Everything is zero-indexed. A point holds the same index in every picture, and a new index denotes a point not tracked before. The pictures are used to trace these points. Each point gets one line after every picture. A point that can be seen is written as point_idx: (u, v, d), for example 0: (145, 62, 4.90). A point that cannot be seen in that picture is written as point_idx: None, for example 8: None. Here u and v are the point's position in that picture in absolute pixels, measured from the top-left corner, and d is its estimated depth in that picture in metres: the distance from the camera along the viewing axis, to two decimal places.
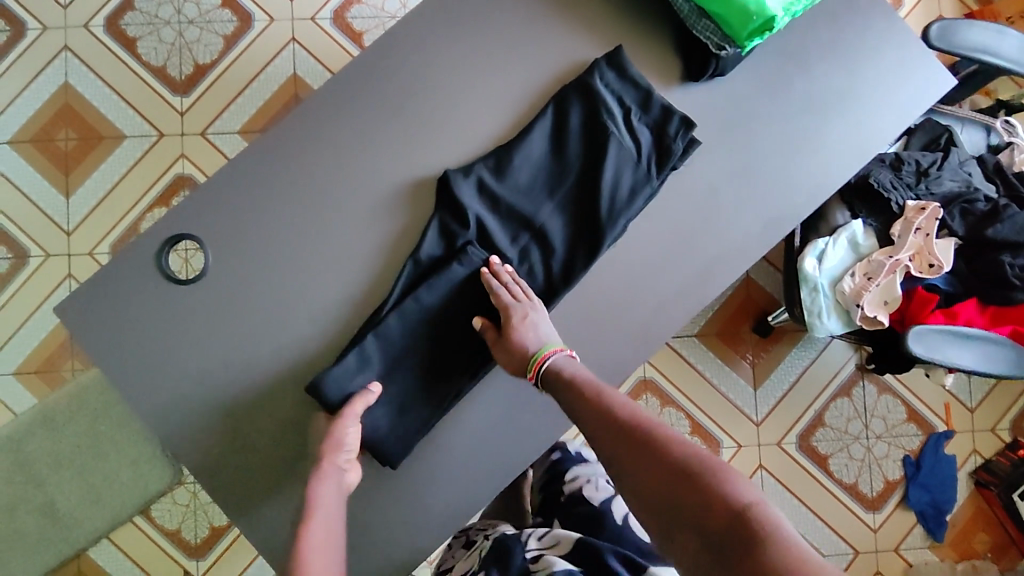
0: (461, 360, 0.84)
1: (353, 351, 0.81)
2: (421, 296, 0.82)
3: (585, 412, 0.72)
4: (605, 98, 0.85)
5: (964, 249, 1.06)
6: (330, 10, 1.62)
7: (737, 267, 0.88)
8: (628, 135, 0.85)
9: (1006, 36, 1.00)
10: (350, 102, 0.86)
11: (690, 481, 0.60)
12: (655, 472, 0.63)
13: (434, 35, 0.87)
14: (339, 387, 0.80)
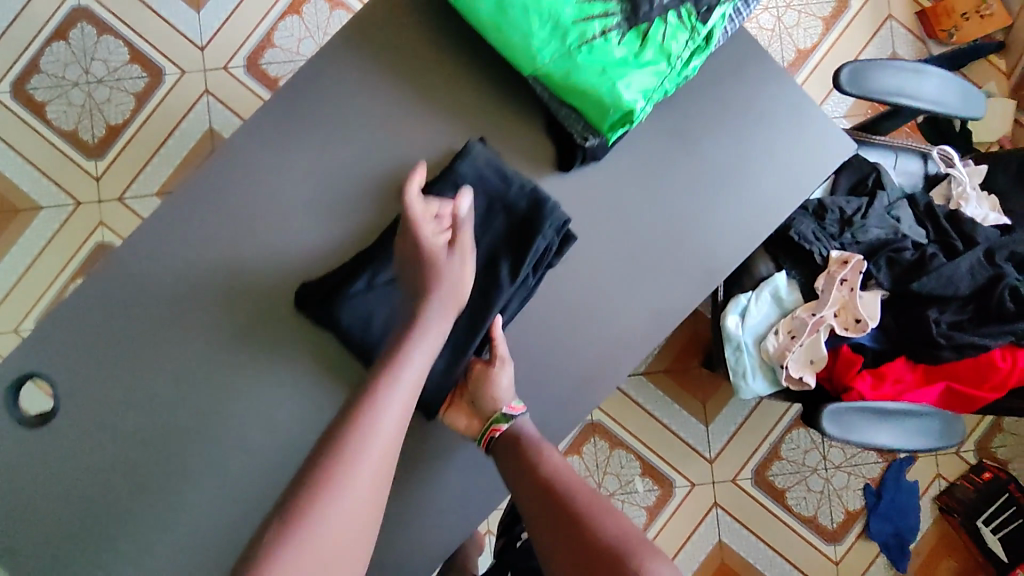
0: (511, 246, 0.77)
1: (449, 176, 0.77)
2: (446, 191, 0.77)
3: (529, 485, 0.71)
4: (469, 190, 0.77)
5: (891, 302, 0.98)
6: (242, 57, 1.54)
7: (626, 364, 0.81)
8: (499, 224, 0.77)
9: (925, 76, 0.90)
10: (199, 213, 0.80)
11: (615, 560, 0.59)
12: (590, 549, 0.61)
13: (284, 131, 0.80)
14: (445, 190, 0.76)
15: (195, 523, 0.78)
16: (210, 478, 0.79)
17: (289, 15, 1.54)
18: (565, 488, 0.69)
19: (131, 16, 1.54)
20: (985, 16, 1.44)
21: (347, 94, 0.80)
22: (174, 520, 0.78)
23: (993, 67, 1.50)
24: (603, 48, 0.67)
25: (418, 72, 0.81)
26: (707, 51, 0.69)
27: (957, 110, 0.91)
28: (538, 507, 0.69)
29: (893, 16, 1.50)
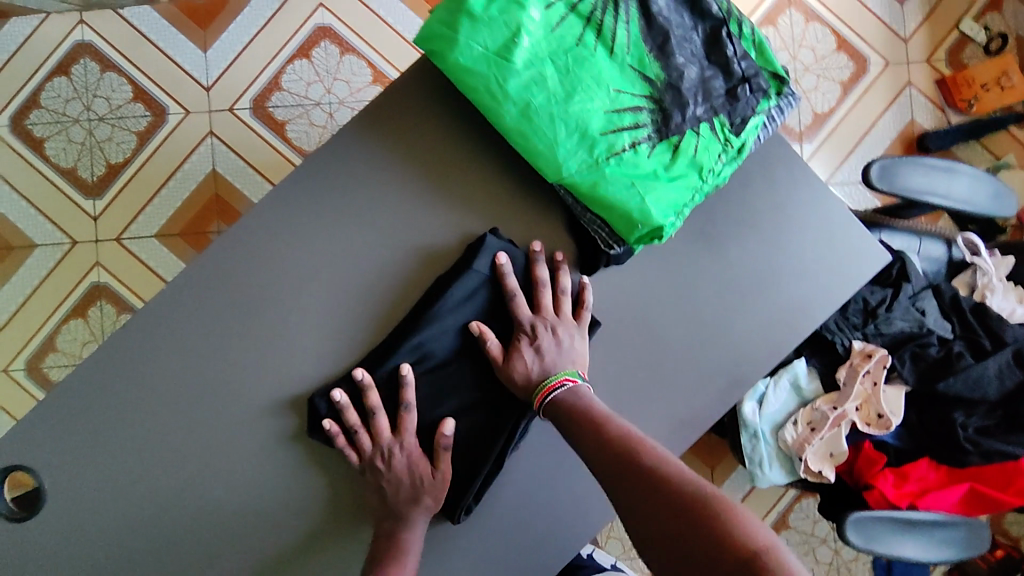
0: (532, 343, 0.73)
1: (459, 284, 0.73)
2: (451, 295, 0.73)
3: (588, 439, 0.66)
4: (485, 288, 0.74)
5: (915, 398, 0.95)
6: (249, 99, 1.51)
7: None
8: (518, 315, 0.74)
9: (955, 174, 0.89)
10: (197, 301, 0.75)
11: (695, 513, 0.55)
12: (666, 509, 0.57)
13: (290, 216, 0.76)
14: (458, 295, 0.73)
15: None
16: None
17: (298, 58, 1.51)
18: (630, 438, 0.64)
19: (136, 53, 1.51)
20: (1005, 87, 1.44)
21: (359, 182, 0.77)
22: None
23: (1011, 138, 1.48)
24: (632, 159, 0.64)
25: (434, 161, 0.78)
26: (739, 159, 0.69)
27: (988, 210, 0.90)
28: (600, 459, 0.64)
29: (912, 83, 1.49)
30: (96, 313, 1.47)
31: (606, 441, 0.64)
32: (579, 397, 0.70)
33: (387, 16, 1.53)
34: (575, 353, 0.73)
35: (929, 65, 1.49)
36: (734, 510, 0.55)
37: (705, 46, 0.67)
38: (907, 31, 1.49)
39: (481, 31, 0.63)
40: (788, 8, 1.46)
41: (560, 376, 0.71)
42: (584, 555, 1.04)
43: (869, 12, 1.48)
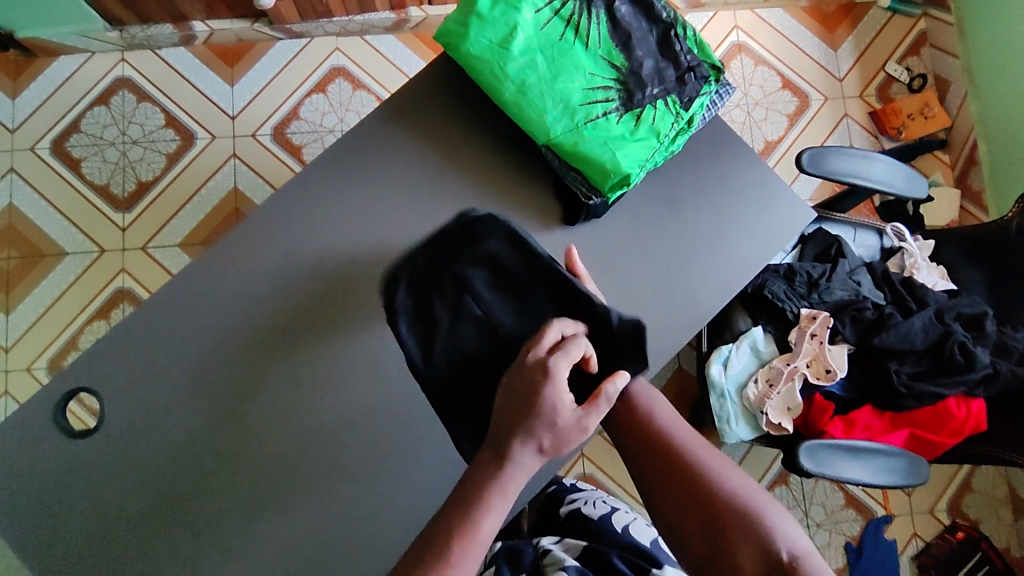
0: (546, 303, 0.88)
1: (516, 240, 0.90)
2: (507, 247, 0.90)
3: (641, 442, 0.81)
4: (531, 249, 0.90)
5: (857, 355, 1.09)
6: (269, 126, 1.69)
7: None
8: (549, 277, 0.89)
9: (874, 161, 1.06)
10: (251, 254, 0.94)
11: (713, 496, 0.73)
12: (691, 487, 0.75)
13: (326, 186, 0.95)
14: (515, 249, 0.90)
15: (216, 522, 0.89)
16: (248, 487, 0.90)
17: (315, 93, 1.71)
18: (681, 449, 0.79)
19: (170, 87, 1.70)
20: (927, 117, 1.69)
21: (382, 159, 0.96)
22: (198, 519, 0.89)
23: (937, 160, 1.71)
24: (605, 125, 0.82)
25: (443, 143, 0.96)
26: (689, 131, 0.87)
27: (904, 189, 1.07)
28: (657, 463, 0.78)
29: (848, 114, 1.72)
30: (117, 315, 1.59)
31: (665, 450, 0.79)
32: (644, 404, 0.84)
33: (393, 57, 1.73)
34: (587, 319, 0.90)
35: (863, 100, 1.73)
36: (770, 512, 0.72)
37: (659, 44, 0.86)
38: (842, 73, 1.74)
39: (486, 29, 0.82)
40: (738, 54, 1.73)
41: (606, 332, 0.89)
42: (567, 483, 1.14)
43: (808, 57, 1.74)
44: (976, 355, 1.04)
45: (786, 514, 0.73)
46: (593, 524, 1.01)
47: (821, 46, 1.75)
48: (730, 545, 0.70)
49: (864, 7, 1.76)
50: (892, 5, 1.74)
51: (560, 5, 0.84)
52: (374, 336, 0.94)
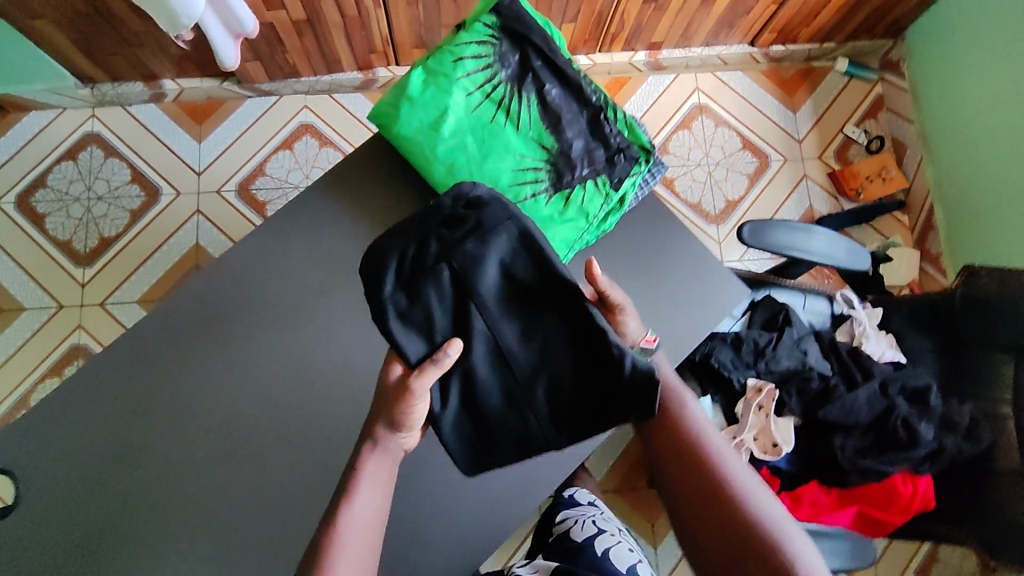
0: (548, 314, 0.76)
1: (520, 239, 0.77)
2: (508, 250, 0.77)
3: (670, 450, 0.76)
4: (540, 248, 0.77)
5: (804, 429, 1.11)
6: (235, 182, 1.70)
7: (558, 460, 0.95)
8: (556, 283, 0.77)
9: (814, 234, 1.07)
10: (190, 326, 0.95)
11: (747, 527, 0.69)
12: (724, 513, 0.70)
13: (271, 258, 0.98)
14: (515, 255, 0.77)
15: None
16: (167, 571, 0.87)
17: (281, 149, 1.73)
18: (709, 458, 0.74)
19: (138, 143, 1.71)
20: (886, 179, 1.71)
21: (327, 235, 0.99)
22: None
23: (898, 223, 1.73)
24: (533, 206, 0.84)
25: (384, 221, 1.01)
26: (621, 209, 0.88)
27: (846, 262, 1.08)
28: (679, 472, 0.75)
29: (807, 175, 1.75)
30: (71, 371, 1.59)
31: (690, 460, 0.74)
32: (675, 401, 0.78)
33: (361, 116, 1.75)
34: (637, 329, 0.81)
35: (821, 161, 1.76)
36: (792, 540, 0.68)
37: (589, 126, 0.87)
38: (801, 134, 1.78)
39: (416, 108, 0.85)
40: (699, 116, 1.78)
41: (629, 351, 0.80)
42: (566, 493, 1.17)
43: (768, 119, 1.78)
44: (919, 431, 1.03)
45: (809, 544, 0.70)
46: (575, 545, 0.99)
47: (781, 108, 1.79)
48: None
49: (822, 72, 1.81)
50: (848, 70, 1.78)
51: (491, 88, 0.85)
52: (309, 411, 0.93)
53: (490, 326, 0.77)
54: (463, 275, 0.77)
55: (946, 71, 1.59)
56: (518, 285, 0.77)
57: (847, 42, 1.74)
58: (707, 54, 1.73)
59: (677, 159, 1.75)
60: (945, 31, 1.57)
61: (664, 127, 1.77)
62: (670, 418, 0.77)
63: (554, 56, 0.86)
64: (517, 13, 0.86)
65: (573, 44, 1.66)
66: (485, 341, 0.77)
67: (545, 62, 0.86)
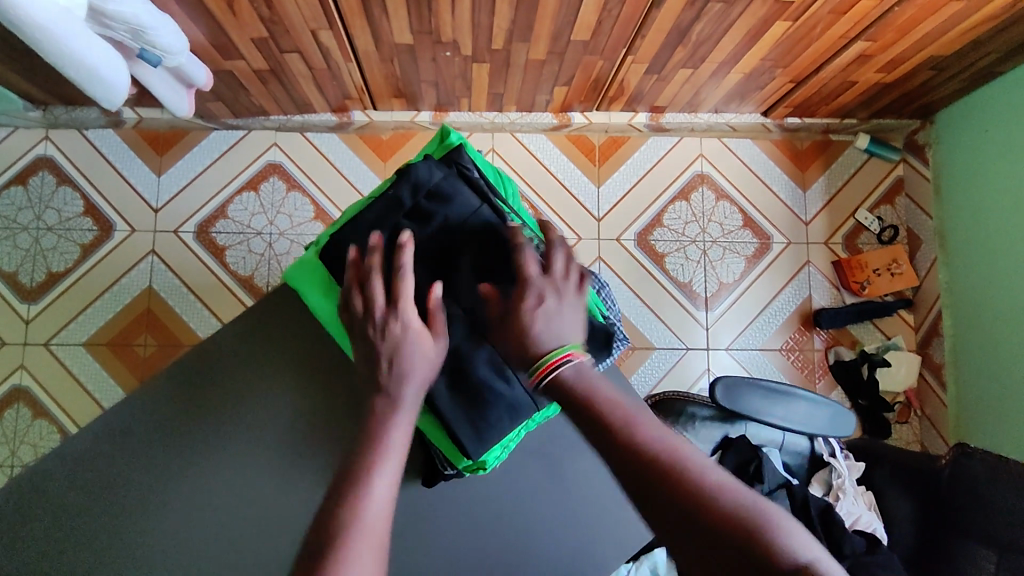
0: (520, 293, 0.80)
1: (482, 221, 0.83)
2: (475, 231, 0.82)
3: (615, 447, 0.59)
4: (500, 227, 0.82)
5: None
6: (193, 224, 1.59)
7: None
8: (521, 253, 0.82)
9: (793, 399, 0.96)
10: (73, 466, 0.83)
11: (736, 520, 0.53)
12: (705, 513, 0.53)
13: (177, 403, 0.87)
14: (473, 238, 0.82)
15: None
16: None
17: (246, 190, 1.60)
18: (649, 446, 0.58)
19: (94, 172, 1.59)
20: (895, 274, 1.57)
21: (248, 368, 0.89)
22: None
23: (902, 321, 1.60)
24: None
25: (311, 358, 0.91)
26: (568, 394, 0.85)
27: (828, 432, 0.97)
28: (618, 458, 0.59)
29: (811, 261, 1.62)
30: (10, 415, 1.49)
31: (631, 447, 0.58)
32: (579, 391, 0.64)
33: (335, 159, 1.62)
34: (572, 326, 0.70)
35: (828, 247, 1.62)
36: (776, 522, 0.53)
37: None
38: (808, 217, 1.63)
39: (360, 231, 0.82)
40: (699, 186, 1.64)
41: (568, 350, 0.67)
42: None
43: (774, 196, 1.64)
44: None
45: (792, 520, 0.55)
46: None
47: (790, 184, 1.64)
48: None
49: (840, 147, 1.65)
50: (869, 147, 1.62)
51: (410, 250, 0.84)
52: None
53: (468, 313, 0.80)
54: (439, 259, 0.81)
55: (968, 170, 1.45)
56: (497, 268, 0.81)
57: (871, 119, 1.57)
58: (714, 121, 1.58)
59: (671, 233, 1.61)
60: (976, 124, 1.41)
61: (661, 196, 1.63)
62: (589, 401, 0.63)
63: (497, 199, 0.86)
64: (460, 152, 0.86)
65: (567, 102, 1.51)
66: (467, 326, 0.79)
67: (494, 201, 0.85)
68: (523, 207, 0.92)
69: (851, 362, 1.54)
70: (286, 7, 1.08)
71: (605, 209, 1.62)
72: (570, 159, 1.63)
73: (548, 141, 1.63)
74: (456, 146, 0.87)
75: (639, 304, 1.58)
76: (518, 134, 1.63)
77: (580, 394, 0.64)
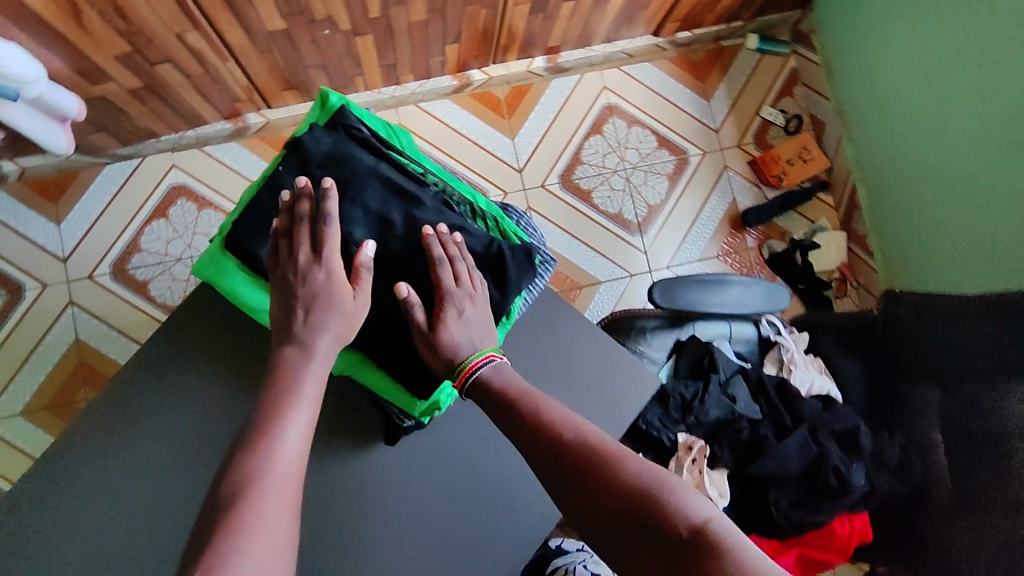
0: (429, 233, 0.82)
1: (380, 175, 0.84)
2: (375, 184, 0.83)
3: (540, 442, 0.69)
4: (398, 177, 0.84)
5: (738, 484, 1.02)
6: (108, 264, 1.51)
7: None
8: (423, 194, 0.84)
9: (728, 286, 0.99)
10: (39, 507, 0.82)
11: (638, 496, 0.61)
12: (611, 489, 0.63)
13: (124, 423, 0.85)
14: (373, 195, 0.83)
15: None
16: None
17: (155, 218, 1.54)
18: (570, 436, 0.68)
19: None
20: (806, 160, 1.64)
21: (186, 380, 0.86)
22: None
23: (822, 203, 1.67)
24: None
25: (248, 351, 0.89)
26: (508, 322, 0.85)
27: (766, 309, 1.00)
28: (555, 471, 0.67)
29: (728, 167, 1.67)
30: None
31: (552, 441, 0.68)
32: (509, 392, 0.74)
33: (240, 167, 1.57)
34: (486, 326, 0.80)
35: (741, 149, 1.68)
36: (672, 489, 0.61)
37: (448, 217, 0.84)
38: (717, 123, 1.68)
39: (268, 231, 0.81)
40: (610, 117, 1.66)
41: (487, 354, 0.78)
42: (551, 544, 1.10)
43: (681, 111, 1.68)
44: (851, 477, 0.96)
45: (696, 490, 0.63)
46: None
47: (694, 97, 1.68)
48: (674, 553, 0.58)
49: (732, 51, 1.70)
50: (759, 46, 1.67)
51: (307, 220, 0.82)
52: None
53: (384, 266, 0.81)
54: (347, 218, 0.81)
55: (853, 46, 1.51)
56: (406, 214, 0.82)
57: (756, 17, 1.62)
58: (610, 51, 1.60)
59: (592, 167, 1.63)
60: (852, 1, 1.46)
61: (574, 134, 1.64)
62: (533, 413, 0.71)
63: (390, 151, 0.88)
64: (343, 113, 0.87)
65: (462, 60, 1.51)
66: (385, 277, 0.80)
67: (386, 151, 0.87)
68: (418, 152, 0.94)
69: (784, 253, 1.61)
70: (140, 12, 1.04)
71: (524, 157, 1.62)
72: (478, 117, 1.62)
73: (453, 104, 1.62)
74: (339, 107, 0.88)
75: (576, 242, 1.60)
76: (421, 104, 1.61)
77: (506, 390, 0.75)
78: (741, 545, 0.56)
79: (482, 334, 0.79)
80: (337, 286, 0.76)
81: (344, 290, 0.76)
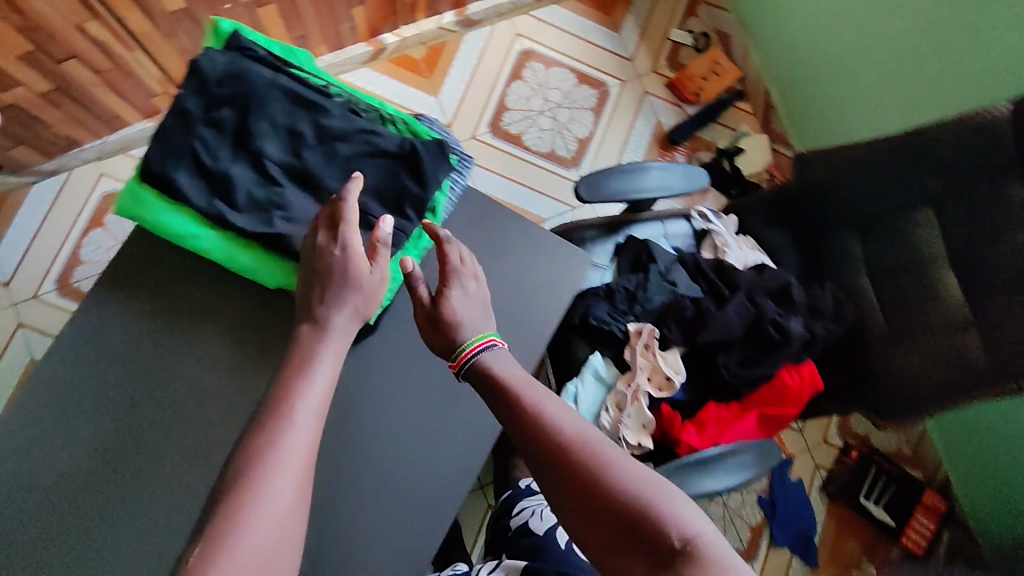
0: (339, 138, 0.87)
1: (284, 90, 0.87)
2: (279, 98, 0.87)
3: (530, 436, 0.72)
4: (302, 91, 0.88)
5: (690, 358, 1.10)
6: (51, 281, 1.50)
7: (439, 513, 0.86)
8: (329, 103, 0.89)
9: (648, 170, 1.04)
10: None
11: (625, 509, 0.64)
12: (597, 498, 0.66)
13: (73, 391, 0.83)
14: (281, 109, 0.87)
15: None
16: None
17: (93, 228, 1.53)
18: (561, 434, 0.70)
19: None
20: (718, 73, 1.71)
21: (133, 334, 0.86)
22: None
23: (741, 111, 1.74)
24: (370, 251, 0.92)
25: (185, 293, 0.88)
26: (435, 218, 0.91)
27: (685, 187, 1.05)
28: (551, 478, 0.69)
29: (648, 92, 1.73)
30: None
31: (541, 437, 0.71)
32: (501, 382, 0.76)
33: None
34: (483, 314, 0.82)
35: (657, 74, 1.74)
36: (659, 503, 0.64)
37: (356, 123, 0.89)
38: (630, 53, 1.74)
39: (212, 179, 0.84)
40: (528, 62, 1.70)
41: (484, 340, 0.79)
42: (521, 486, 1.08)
43: (594, 47, 1.73)
44: (789, 327, 1.04)
45: (680, 495, 0.66)
46: (538, 541, 0.98)
47: (603, 31, 1.74)
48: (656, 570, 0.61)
49: None
50: None
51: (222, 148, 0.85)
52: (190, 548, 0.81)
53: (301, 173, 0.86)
54: (256, 132, 0.85)
55: None
56: (315, 125, 0.87)
57: None
58: None
59: (519, 112, 1.68)
60: None
61: (496, 83, 1.68)
62: (525, 409, 0.73)
63: (288, 67, 0.92)
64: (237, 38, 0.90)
65: (372, 26, 1.54)
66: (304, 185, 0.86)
67: (286, 70, 0.91)
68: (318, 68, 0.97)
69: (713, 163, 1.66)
70: (36, 5, 1.05)
71: (450, 112, 1.65)
72: (398, 80, 1.64)
73: (372, 71, 1.64)
74: (231, 33, 0.91)
75: (514, 185, 1.64)
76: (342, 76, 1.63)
77: (496, 379, 0.76)
78: (722, 566, 0.60)
79: (480, 322, 0.81)
80: (355, 259, 0.78)
81: (361, 263, 0.78)
